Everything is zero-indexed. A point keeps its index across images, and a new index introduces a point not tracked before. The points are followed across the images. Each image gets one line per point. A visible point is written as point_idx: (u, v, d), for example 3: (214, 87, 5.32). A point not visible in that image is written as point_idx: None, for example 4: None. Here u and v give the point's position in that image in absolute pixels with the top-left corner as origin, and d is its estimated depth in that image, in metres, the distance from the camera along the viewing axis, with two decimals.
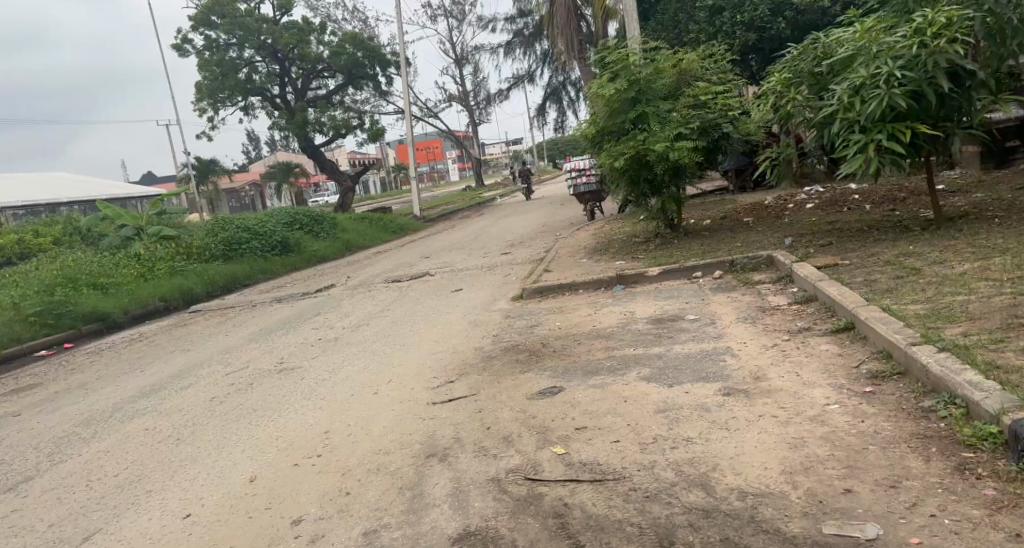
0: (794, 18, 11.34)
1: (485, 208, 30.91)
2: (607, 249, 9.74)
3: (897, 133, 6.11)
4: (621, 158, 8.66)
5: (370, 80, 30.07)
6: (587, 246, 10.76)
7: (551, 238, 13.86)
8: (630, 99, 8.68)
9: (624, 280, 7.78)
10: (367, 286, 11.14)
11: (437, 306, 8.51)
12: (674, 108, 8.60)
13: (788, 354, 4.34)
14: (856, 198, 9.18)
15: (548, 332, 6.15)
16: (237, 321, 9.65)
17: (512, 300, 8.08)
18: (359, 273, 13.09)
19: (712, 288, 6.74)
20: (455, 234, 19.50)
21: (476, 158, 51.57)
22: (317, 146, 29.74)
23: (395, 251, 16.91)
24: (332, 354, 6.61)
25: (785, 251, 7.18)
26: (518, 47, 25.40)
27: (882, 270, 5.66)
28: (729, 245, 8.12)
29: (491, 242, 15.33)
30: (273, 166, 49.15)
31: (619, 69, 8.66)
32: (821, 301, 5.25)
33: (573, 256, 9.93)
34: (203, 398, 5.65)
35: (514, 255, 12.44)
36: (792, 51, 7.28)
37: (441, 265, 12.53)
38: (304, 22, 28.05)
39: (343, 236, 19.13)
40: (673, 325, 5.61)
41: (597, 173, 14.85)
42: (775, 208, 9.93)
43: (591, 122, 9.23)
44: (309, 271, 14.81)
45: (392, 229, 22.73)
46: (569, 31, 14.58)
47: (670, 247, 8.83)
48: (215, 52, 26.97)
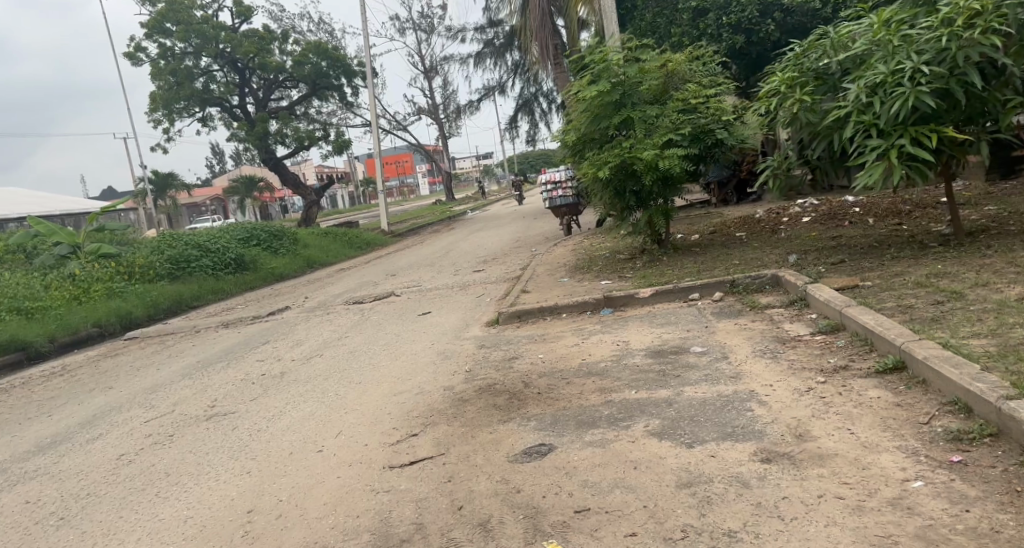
0: (782, 21, 10.74)
1: (456, 223, 30.00)
2: (590, 267, 8.93)
3: (922, 137, 5.41)
4: (605, 167, 7.88)
5: (335, 90, 29.09)
6: (567, 262, 9.95)
7: (526, 254, 13.04)
8: (614, 102, 7.91)
9: (612, 302, 6.95)
10: (325, 309, 10.15)
11: (402, 331, 7.57)
12: (662, 112, 7.85)
13: (831, 403, 3.51)
14: (856, 211, 8.53)
15: (530, 368, 5.27)
16: (175, 350, 8.57)
17: (486, 325, 7.19)
18: (319, 293, 12.07)
19: (714, 313, 5.95)
20: (425, 250, 18.56)
21: (446, 172, 50.70)
22: (279, 159, 28.59)
23: (359, 268, 15.91)
24: (274, 395, 5.63)
25: (792, 271, 6.43)
26: (488, 57, 24.67)
27: (915, 293, 4.91)
28: (726, 263, 7.37)
29: (462, 258, 14.44)
30: (236, 180, 47.61)
31: (601, 70, 7.87)
32: (852, 330, 4.47)
33: (552, 275, 9.09)
34: (108, 457, 4.62)
35: (487, 272, 11.57)
36: (796, 47, 6.56)
37: (408, 284, 11.59)
38: (265, 30, 27.00)
39: (305, 252, 18.05)
40: (678, 358, 4.78)
41: (574, 186, 14.09)
42: (769, 222, 9.23)
43: (571, 128, 8.45)
44: (265, 291, 13.72)
45: (358, 244, 21.67)
46: (543, 36, 13.76)
47: (660, 265, 8.04)
48: (170, 61, 25.75)
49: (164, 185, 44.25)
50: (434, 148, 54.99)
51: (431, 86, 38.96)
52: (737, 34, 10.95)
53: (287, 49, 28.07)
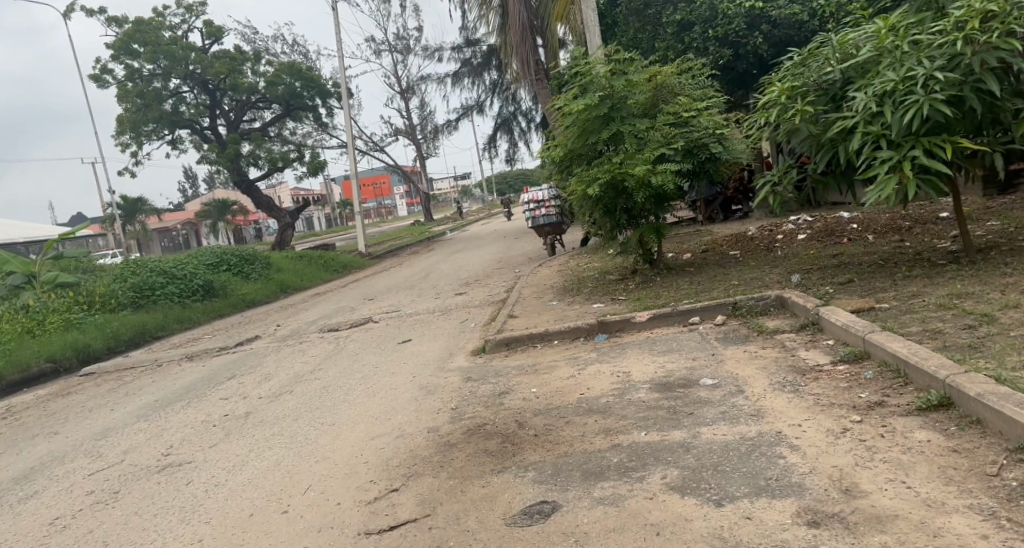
0: (769, 34, 10.53)
1: (436, 244, 29.46)
2: (579, 289, 8.48)
3: (935, 149, 5.06)
4: (594, 184, 7.48)
5: (310, 111, 28.61)
6: (553, 284, 9.49)
7: (510, 276, 12.57)
8: (602, 116, 7.52)
9: (607, 327, 6.50)
10: (298, 338, 9.56)
11: (379, 362, 7.03)
12: (653, 126, 7.48)
13: (875, 447, 3.07)
14: (854, 227, 8.22)
15: (523, 405, 4.77)
16: (132, 387, 7.91)
17: (471, 354, 6.68)
18: (292, 320, 11.46)
19: (719, 339, 5.52)
20: (404, 272, 18.02)
21: (425, 193, 50.25)
22: (252, 181, 27.94)
23: (335, 293, 15.30)
24: (237, 440, 5.06)
25: (797, 292, 6.05)
26: (466, 77, 24.38)
27: (940, 315, 4.52)
28: (724, 284, 6.97)
29: (442, 281, 13.93)
30: (209, 204, 46.71)
31: (589, 82, 7.49)
32: (880, 359, 4.05)
33: (539, 298, 8.62)
34: (40, 521, 4.01)
35: (470, 295, 11.07)
36: (796, 56, 6.23)
37: (387, 309, 11.04)
38: (236, 50, 26.50)
39: (279, 277, 17.40)
40: (688, 392, 4.31)
41: (558, 205, 13.66)
42: (762, 240, 8.89)
43: (557, 143, 8.04)
44: (235, 320, 13.05)
45: (334, 267, 21.05)
46: (524, 51, 13.35)
47: (654, 286, 7.62)
48: (137, 83, 25.09)
49: (134, 209, 43.24)
50: (412, 169, 54.57)
51: (408, 107, 38.61)
52: (723, 48, 10.71)
53: (259, 70, 27.58)
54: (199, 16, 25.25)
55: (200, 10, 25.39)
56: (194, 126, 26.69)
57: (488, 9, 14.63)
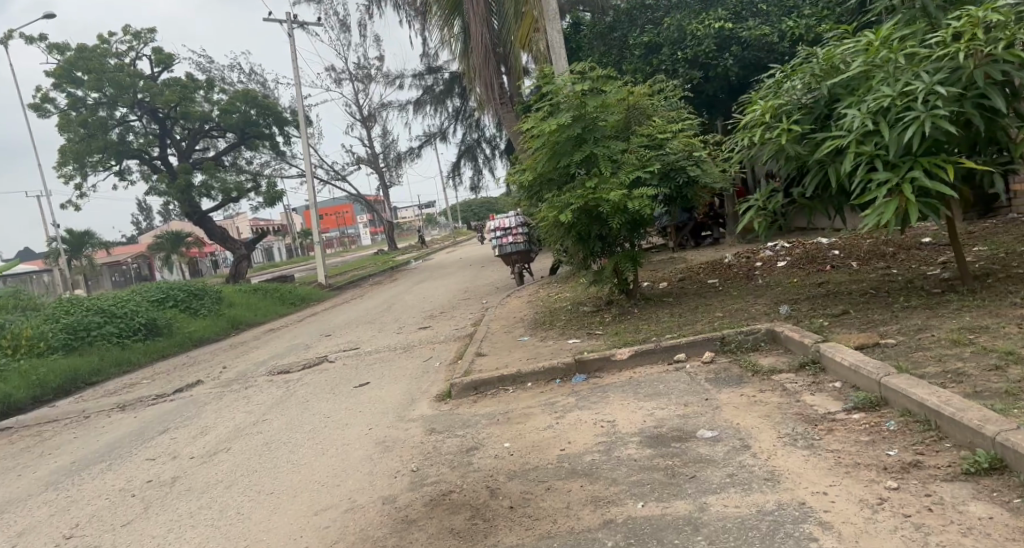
0: (740, 56, 10.28)
1: (399, 274, 28.64)
2: (551, 323, 7.90)
3: (936, 169, 4.68)
4: (566, 210, 6.98)
5: (266, 139, 27.88)
6: (523, 317, 8.90)
7: (476, 307, 11.95)
8: (574, 137, 7.07)
9: (585, 367, 5.91)
10: (245, 382, 8.75)
11: (331, 410, 6.30)
12: (627, 148, 7.04)
13: (926, 527, 2.53)
14: (836, 254, 7.86)
15: (495, 464, 4.13)
16: (50, 445, 6.99)
17: (435, 400, 6.01)
18: (241, 361, 10.62)
19: (710, 381, 4.97)
20: (365, 305, 17.21)
21: (388, 222, 49.41)
22: (204, 212, 26.97)
23: (290, 329, 14.43)
24: (156, 515, 4.28)
25: (790, 325, 5.58)
26: (428, 104, 23.88)
27: (959, 353, 4.06)
28: (708, 316, 6.48)
29: (405, 313, 13.22)
30: (162, 237, 45.16)
31: (559, 102, 7.03)
32: (903, 407, 3.54)
33: (509, 333, 8.01)
34: None
35: (434, 330, 10.39)
36: (780, 73, 5.86)
37: (345, 347, 10.28)
38: (187, 78, 25.68)
39: (231, 313, 16.44)
40: (686, 449, 3.73)
41: (524, 232, 13.27)
42: (741, 267, 8.48)
43: (526, 167, 7.54)
44: (179, 362, 12.09)
45: (292, 300, 20.10)
46: (488, 76, 12.96)
47: (633, 319, 7.09)
48: (81, 111, 24.01)
49: (81, 243, 41.55)
50: (374, 199, 53.75)
51: (370, 136, 38.00)
52: (692, 70, 10.43)
53: (212, 98, 26.82)
54: (147, 43, 24.43)
55: (148, 37, 24.58)
56: (143, 156, 25.68)
57: (449, 34, 14.20)
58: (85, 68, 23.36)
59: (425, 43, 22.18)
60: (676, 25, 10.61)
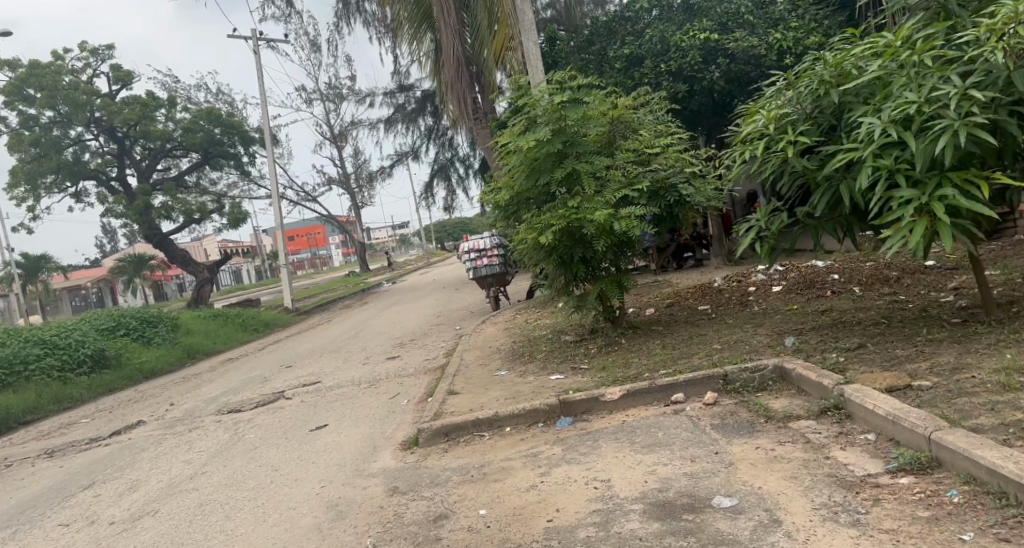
0: (725, 68, 9.86)
1: (371, 296, 27.72)
2: (530, 354, 7.21)
3: (969, 186, 4.18)
4: (547, 232, 6.35)
5: (231, 159, 27.07)
6: (500, 347, 8.19)
7: (449, 335, 11.21)
8: (554, 153, 6.47)
9: (571, 409, 5.22)
10: (190, 423, 7.87)
11: (280, 461, 5.50)
12: (612, 163, 6.47)
13: None
14: (835, 278, 7.34)
15: (468, 540, 3.42)
16: None
17: (400, 448, 5.25)
18: (190, 398, 9.71)
19: (717, 429, 4.31)
20: (331, 330, 16.34)
21: (360, 242, 48.40)
22: (165, 234, 26.01)
23: (250, 359, 13.50)
24: None
25: (800, 360, 4.97)
26: (399, 123, 23.21)
27: (1012, 399, 3.47)
28: (705, 349, 5.86)
29: (373, 341, 12.42)
30: (124, 260, 43.59)
31: (537, 114, 6.43)
32: (964, 472, 2.93)
33: (484, 365, 7.29)
34: None
35: (404, 360, 9.63)
36: (781, 81, 5.35)
37: (305, 380, 9.45)
38: (148, 96, 24.79)
39: (187, 342, 15.44)
40: (703, 524, 3.05)
41: (500, 253, 12.64)
42: (733, 292, 7.90)
43: (503, 186, 6.92)
44: (124, 397, 11.10)
45: (254, 327, 19.11)
46: (461, 90, 12.30)
47: (621, 351, 6.44)
48: (33, 130, 22.91)
49: (36, 266, 39.86)
50: (345, 220, 52.68)
51: (342, 157, 37.19)
52: (676, 82, 9.97)
53: (175, 116, 25.99)
54: (105, 60, 23.53)
55: (106, 54, 23.68)
56: (99, 176, 24.65)
57: (420, 49, 13.56)
58: (37, 85, 22.30)
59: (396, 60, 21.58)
60: (658, 37, 10.24)
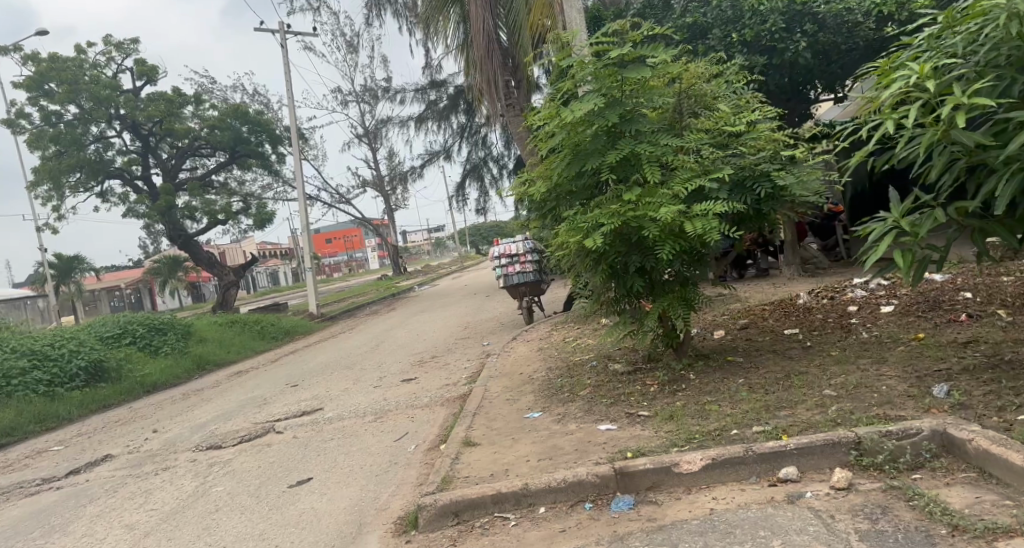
0: (813, 37, 8.68)
1: (399, 301, 26.49)
2: (571, 389, 5.73)
3: None
4: (598, 228, 4.93)
5: (258, 158, 26.26)
6: (534, 375, 6.74)
7: (476, 351, 9.82)
8: (605, 132, 5.12)
9: (631, 484, 3.72)
10: (161, 462, 6.57)
11: (235, 539, 4.11)
12: (681, 144, 5.05)
13: None
14: (965, 298, 5.71)
15: None
16: None
17: (393, 531, 3.82)
18: (176, 424, 8.46)
19: (871, 545, 2.75)
20: (351, 341, 15.10)
21: (393, 246, 47.50)
22: (189, 236, 25.34)
23: (259, 373, 12.30)
24: None
25: (974, 426, 3.38)
26: (431, 120, 21.97)
27: None
28: (814, 395, 4.31)
29: (391, 357, 11.09)
30: (159, 262, 43.60)
31: (585, 78, 5.09)
32: None
33: (513, 401, 5.83)
34: None
35: (421, 383, 8.26)
36: (937, 25, 3.82)
37: (307, 405, 8.14)
38: (173, 92, 24.16)
39: (196, 353, 14.43)
40: None
41: (534, 259, 11.25)
42: (827, 312, 6.31)
43: (542, 175, 5.58)
44: (113, 418, 9.96)
45: (273, 335, 18.07)
46: (491, 71, 10.76)
47: (691, 392, 4.89)
48: (55, 126, 22.37)
49: (70, 268, 39.97)
50: (381, 223, 51.76)
51: (376, 159, 36.21)
52: (754, 56, 8.67)
53: (201, 114, 25.32)
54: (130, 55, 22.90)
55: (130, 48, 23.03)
56: (124, 175, 24.09)
57: (448, 32, 12.22)
58: (58, 79, 21.70)
59: (428, 53, 20.40)
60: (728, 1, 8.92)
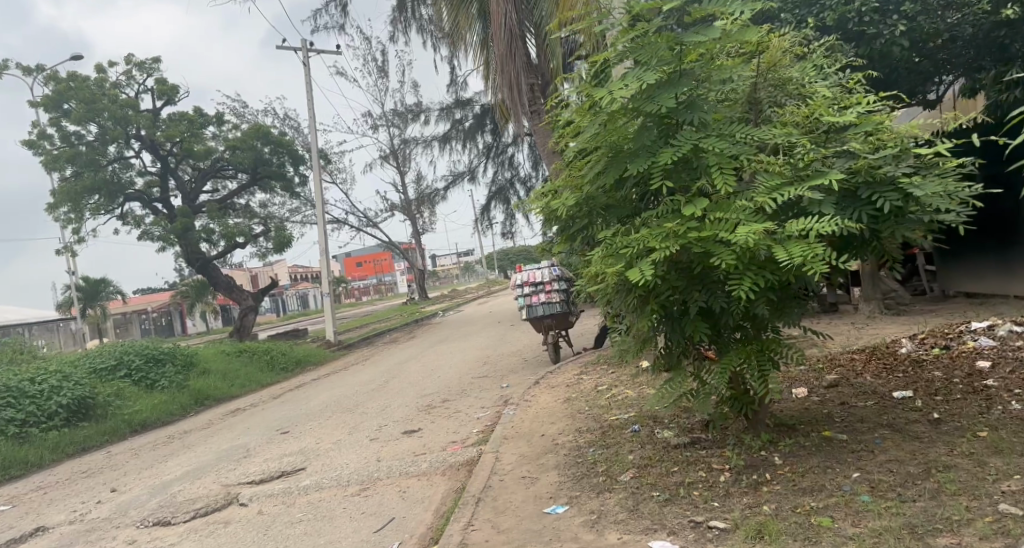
0: (911, 22, 7.45)
1: (422, 329, 25.23)
2: (607, 468, 4.28)
3: None
4: (648, 254, 3.58)
5: (280, 180, 25.46)
6: (559, 439, 5.32)
7: (493, 396, 8.43)
8: (655, 124, 3.81)
9: None
10: (94, 541, 5.28)
11: None
12: (763, 139, 3.69)
13: None
14: None
15: None
16: None
17: None
18: (140, 482, 7.19)
19: None
20: (361, 375, 13.84)
21: (419, 270, 46.55)
22: (208, 259, 24.57)
23: (255, 412, 11.08)
24: None
25: None
26: (456, 140, 20.78)
27: None
28: (988, 518, 2.80)
29: (398, 398, 9.76)
30: (187, 285, 43.30)
31: (629, 51, 3.84)
32: None
33: (532, 481, 4.41)
34: None
35: (425, 437, 6.90)
36: None
37: (287, 464, 6.80)
38: (194, 112, 23.63)
39: (195, 388, 13.31)
40: None
41: (562, 288, 9.90)
42: (950, 371, 4.77)
43: (576, 185, 4.29)
44: (82, 467, 8.74)
45: (282, 365, 16.94)
46: (514, 72, 9.41)
47: (782, 491, 3.43)
48: (72, 145, 21.86)
49: (97, 290, 39.81)
50: (409, 248, 50.95)
51: (404, 182, 35.26)
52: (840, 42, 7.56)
53: (224, 135, 24.70)
54: (150, 74, 22.39)
55: (152, 67, 22.55)
56: (143, 197, 23.46)
57: (469, 37, 10.98)
58: (76, 98, 21.21)
59: (454, 70, 19.32)
60: None
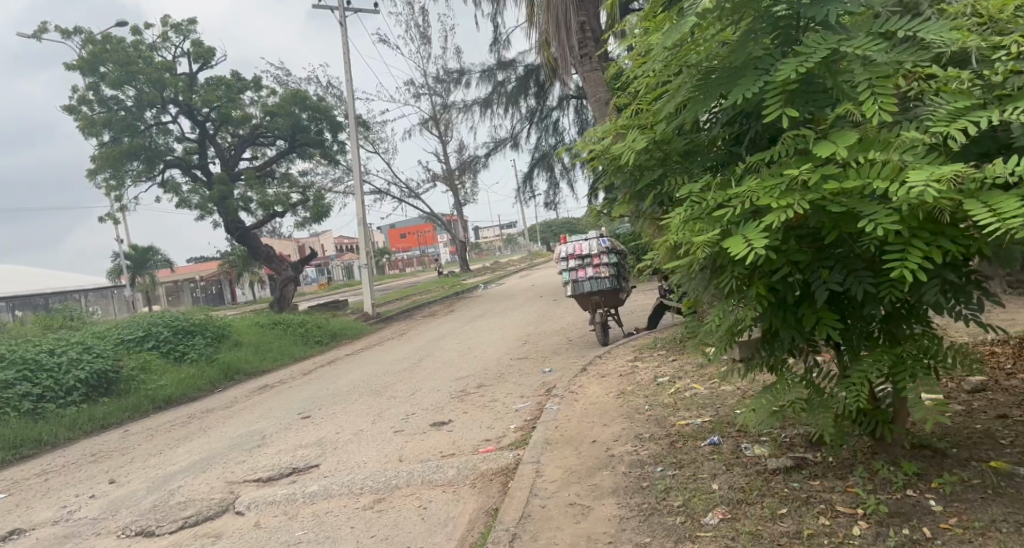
0: None
1: (462, 302, 24.40)
2: (685, 501, 3.22)
3: None
4: (760, 213, 2.50)
5: (318, 147, 24.77)
6: (614, 447, 4.30)
7: (534, 382, 7.47)
8: (768, 28, 2.71)
9: None
10: None
11: None
12: (932, 43, 2.53)
13: None
14: None
15: None
16: None
17: None
18: (143, 472, 6.49)
19: None
20: (396, 351, 13.08)
21: (462, 242, 45.87)
22: (247, 228, 24.14)
23: (281, 390, 10.40)
24: None
25: None
26: (498, 104, 19.56)
27: None
28: None
29: (430, 380, 8.89)
30: (234, 255, 43.54)
31: None
32: None
33: (585, 511, 3.39)
34: None
35: (456, 431, 5.98)
36: None
37: (299, 459, 5.97)
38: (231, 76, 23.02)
39: (225, 362, 12.74)
40: None
41: (612, 262, 8.81)
42: None
43: (649, 121, 3.22)
44: (93, 449, 8.15)
45: (318, 338, 16.36)
46: (560, 7, 8.21)
47: None
48: (110, 110, 21.49)
49: (146, 258, 40.25)
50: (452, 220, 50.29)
51: (446, 152, 34.28)
52: None
53: (261, 100, 24.08)
54: (186, 36, 21.81)
55: (188, 29, 21.96)
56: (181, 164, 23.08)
57: None
58: (111, 61, 20.78)
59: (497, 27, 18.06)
60: None
